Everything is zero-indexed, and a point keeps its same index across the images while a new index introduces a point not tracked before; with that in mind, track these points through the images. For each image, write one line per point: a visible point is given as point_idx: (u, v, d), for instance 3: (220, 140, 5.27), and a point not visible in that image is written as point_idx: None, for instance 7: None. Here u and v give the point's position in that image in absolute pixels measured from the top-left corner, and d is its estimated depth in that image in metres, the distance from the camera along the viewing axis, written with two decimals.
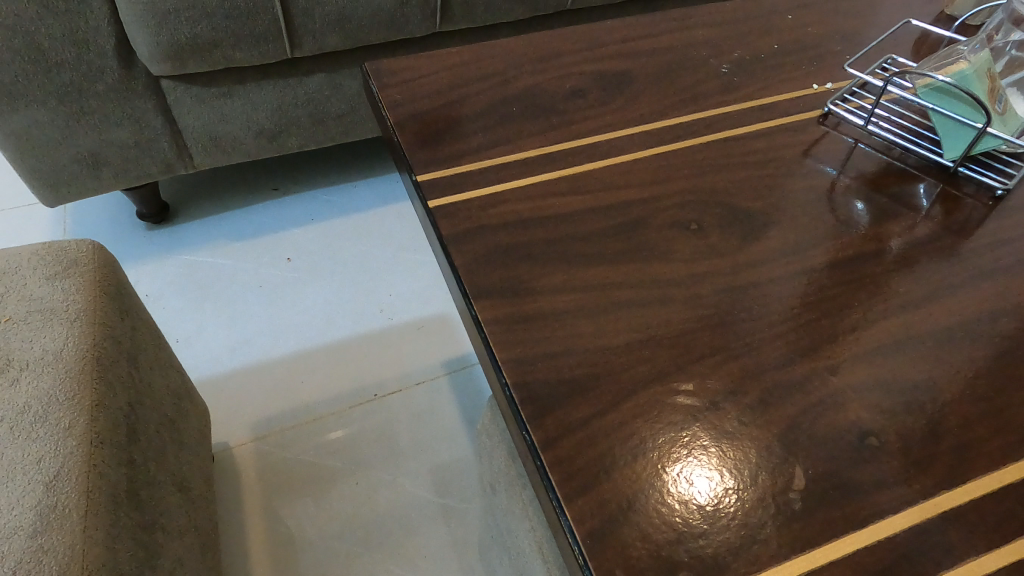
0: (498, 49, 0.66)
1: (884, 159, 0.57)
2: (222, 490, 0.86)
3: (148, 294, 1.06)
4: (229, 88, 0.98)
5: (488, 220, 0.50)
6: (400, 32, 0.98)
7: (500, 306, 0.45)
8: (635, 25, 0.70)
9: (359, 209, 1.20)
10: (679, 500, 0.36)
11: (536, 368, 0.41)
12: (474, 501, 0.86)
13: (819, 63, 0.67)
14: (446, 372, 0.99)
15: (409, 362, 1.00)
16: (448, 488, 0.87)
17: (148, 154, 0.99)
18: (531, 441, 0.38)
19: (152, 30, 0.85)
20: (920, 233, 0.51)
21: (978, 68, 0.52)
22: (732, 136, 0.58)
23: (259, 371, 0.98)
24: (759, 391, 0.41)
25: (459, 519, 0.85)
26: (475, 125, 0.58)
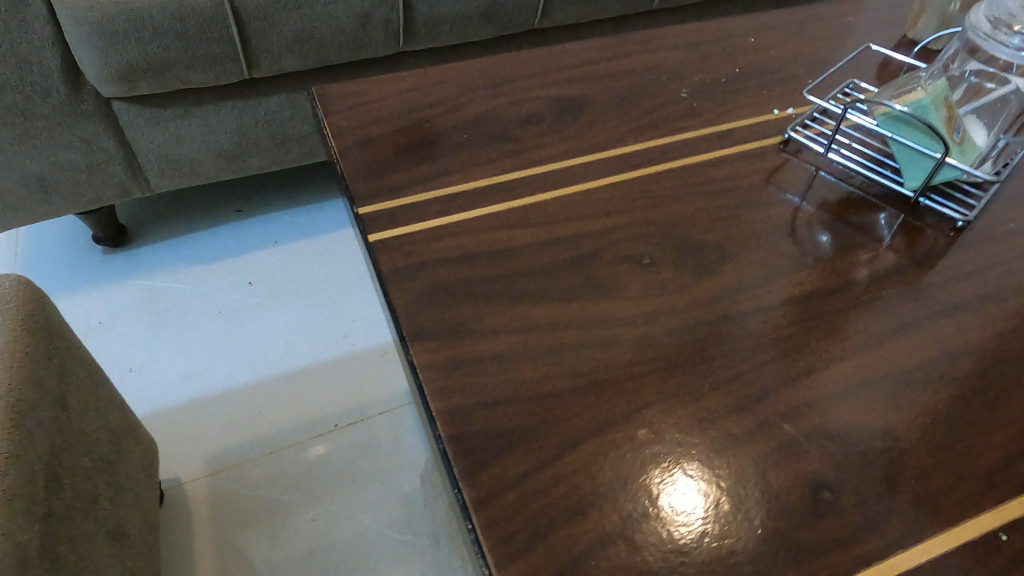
0: (452, 73, 0.64)
1: (844, 188, 0.56)
2: (171, 527, 0.82)
3: (102, 321, 1.02)
4: (185, 109, 0.95)
5: (431, 255, 0.48)
6: (362, 52, 0.96)
7: (438, 349, 0.42)
8: (595, 47, 0.68)
9: (325, 231, 1.17)
10: (618, 566, 0.34)
11: (473, 417, 0.39)
12: (435, 535, 0.83)
13: (780, 87, 0.65)
14: (411, 401, 0.96)
15: (372, 391, 0.97)
16: (409, 522, 0.84)
17: (101, 177, 0.96)
18: (462, 500, 0.36)
19: (100, 51, 0.82)
20: (879, 266, 0.50)
21: (934, 98, 0.50)
22: (690, 164, 0.56)
23: (215, 401, 0.94)
24: (708, 441, 0.39)
25: (421, 556, 0.81)
26: (423, 153, 0.56)
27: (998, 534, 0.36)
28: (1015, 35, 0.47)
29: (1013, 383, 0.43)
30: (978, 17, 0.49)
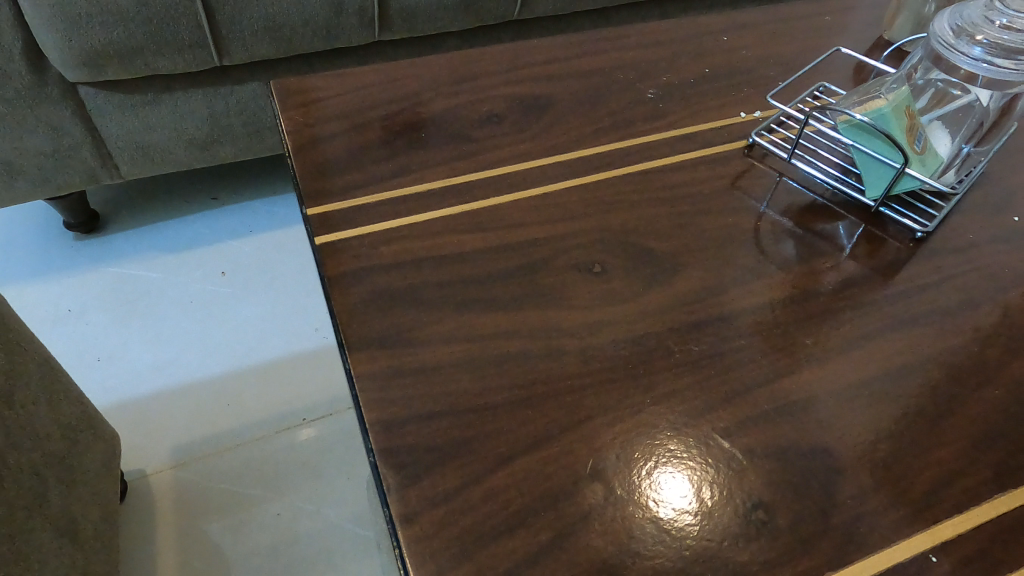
0: (414, 69, 0.63)
1: (806, 196, 0.55)
2: (133, 519, 0.82)
3: (71, 309, 1.01)
4: (155, 96, 0.93)
5: (377, 259, 0.47)
6: (336, 40, 0.94)
7: (377, 358, 0.42)
8: (564, 44, 0.67)
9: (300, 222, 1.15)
10: None
11: (408, 430, 0.39)
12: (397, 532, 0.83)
13: (750, 88, 0.64)
14: None
15: (341, 386, 0.96)
16: (371, 518, 0.84)
17: (69, 164, 0.94)
18: (389, 515, 0.36)
19: (62, 35, 0.80)
20: (835, 278, 0.49)
21: (895, 106, 0.50)
22: (650, 168, 0.55)
23: (183, 393, 0.93)
24: (648, 457, 0.39)
25: (380, 552, 0.81)
26: (378, 153, 0.55)
27: (929, 556, 0.36)
28: (975, 44, 0.46)
29: (957, 401, 0.42)
30: (942, 26, 0.48)
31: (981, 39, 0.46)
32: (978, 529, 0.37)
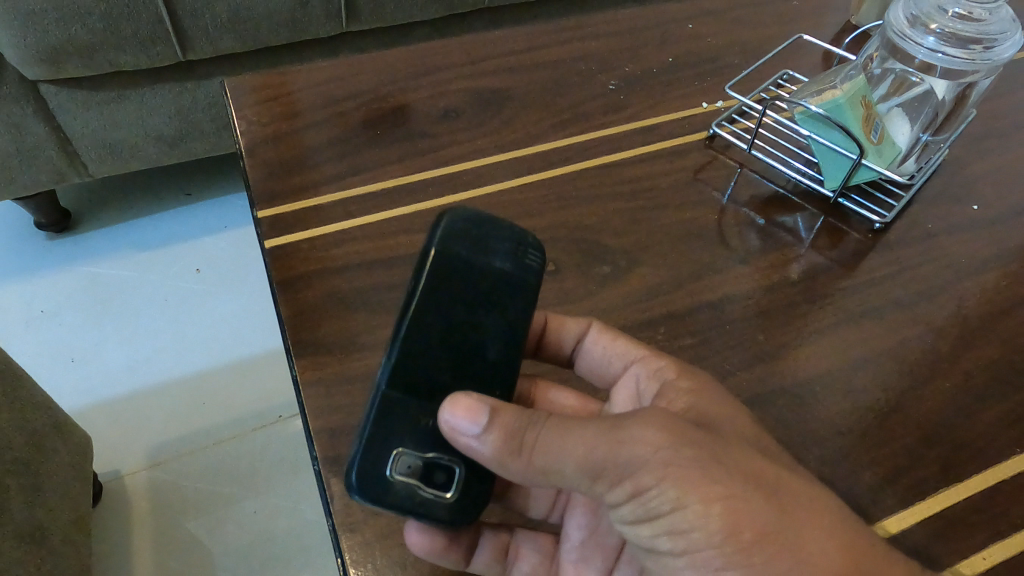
0: (371, 62, 0.61)
1: (766, 187, 0.55)
2: (110, 522, 0.81)
3: (44, 310, 0.97)
4: (119, 92, 0.91)
5: (329, 263, 0.47)
6: (303, 31, 0.92)
7: (324, 364, 0.42)
8: (525, 34, 0.65)
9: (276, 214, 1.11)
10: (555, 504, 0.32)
11: (354, 438, 0.39)
12: None
13: (714, 76, 0.63)
14: None
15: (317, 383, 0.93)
16: None
17: (34, 163, 0.92)
18: (331, 523, 0.37)
19: (16, 31, 0.78)
20: (792, 272, 0.49)
21: (850, 96, 0.49)
22: (608, 162, 0.55)
23: (158, 394, 0.91)
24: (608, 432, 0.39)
25: None
26: (331, 152, 0.54)
27: None
28: (930, 33, 0.46)
29: (906, 396, 0.43)
30: (897, 16, 0.48)
31: (935, 28, 0.46)
32: (918, 525, 0.38)
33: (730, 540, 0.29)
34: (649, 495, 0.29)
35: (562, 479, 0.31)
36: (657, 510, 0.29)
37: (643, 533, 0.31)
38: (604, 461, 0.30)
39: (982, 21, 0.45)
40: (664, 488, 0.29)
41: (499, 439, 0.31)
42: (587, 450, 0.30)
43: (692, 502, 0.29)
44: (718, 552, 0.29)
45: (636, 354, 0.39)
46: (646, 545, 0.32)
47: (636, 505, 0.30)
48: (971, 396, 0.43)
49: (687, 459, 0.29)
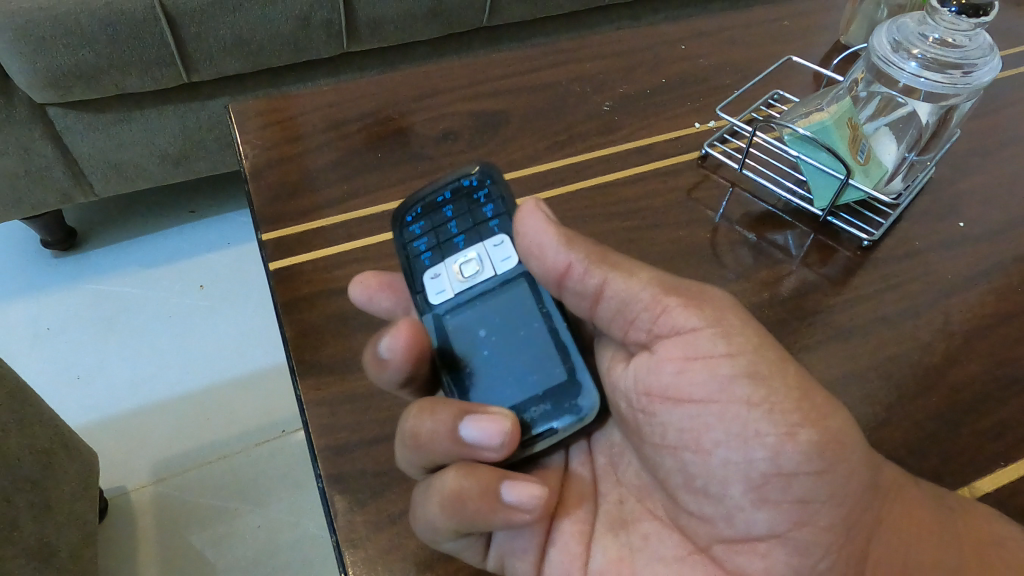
0: (372, 85, 0.63)
1: (757, 206, 0.56)
2: (116, 538, 0.81)
3: (50, 328, 0.99)
4: (125, 114, 0.92)
5: (332, 284, 0.49)
6: (305, 53, 0.93)
7: (327, 384, 0.43)
8: (522, 56, 0.67)
9: None
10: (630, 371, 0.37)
11: (357, 456, 0.41)
12: None
13: (706, 96, 0.65)
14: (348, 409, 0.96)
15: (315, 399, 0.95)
16: None
17: (41, 183, 0.94)
18: (335, 539, 0.38)
19: (26, 58, 0.80)
20: (783, 289, 0.50)
21: (836, 118, 0.51)
22: (603, 183, 0.57)
23: (162, 410, 0.92)
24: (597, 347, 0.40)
25: None
26: (333, 175, 0.56)
27: None
28: (911, 59, 0.49)
29: (893, 411, 0.44)
30: (880, 42, 0.51)
31: (917, 53, 0.48)
32: None
33: (804, 400, 0.34)
34: (727, 337, 0.35)
35: (627, 291, 0.36)
36: (732, 351, 0.34)
37: (717, 377, 0.34)
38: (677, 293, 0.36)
39: (961, 48, 0.47)
40: (743, 330, 0.35)
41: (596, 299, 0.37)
42: (659, 275, 0.36)
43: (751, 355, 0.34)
44: (786, 406, 0.33)
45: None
46: (711, 393, 0.34)
47: (706, 347, 0.34)
48: (957, 411, 0.44)
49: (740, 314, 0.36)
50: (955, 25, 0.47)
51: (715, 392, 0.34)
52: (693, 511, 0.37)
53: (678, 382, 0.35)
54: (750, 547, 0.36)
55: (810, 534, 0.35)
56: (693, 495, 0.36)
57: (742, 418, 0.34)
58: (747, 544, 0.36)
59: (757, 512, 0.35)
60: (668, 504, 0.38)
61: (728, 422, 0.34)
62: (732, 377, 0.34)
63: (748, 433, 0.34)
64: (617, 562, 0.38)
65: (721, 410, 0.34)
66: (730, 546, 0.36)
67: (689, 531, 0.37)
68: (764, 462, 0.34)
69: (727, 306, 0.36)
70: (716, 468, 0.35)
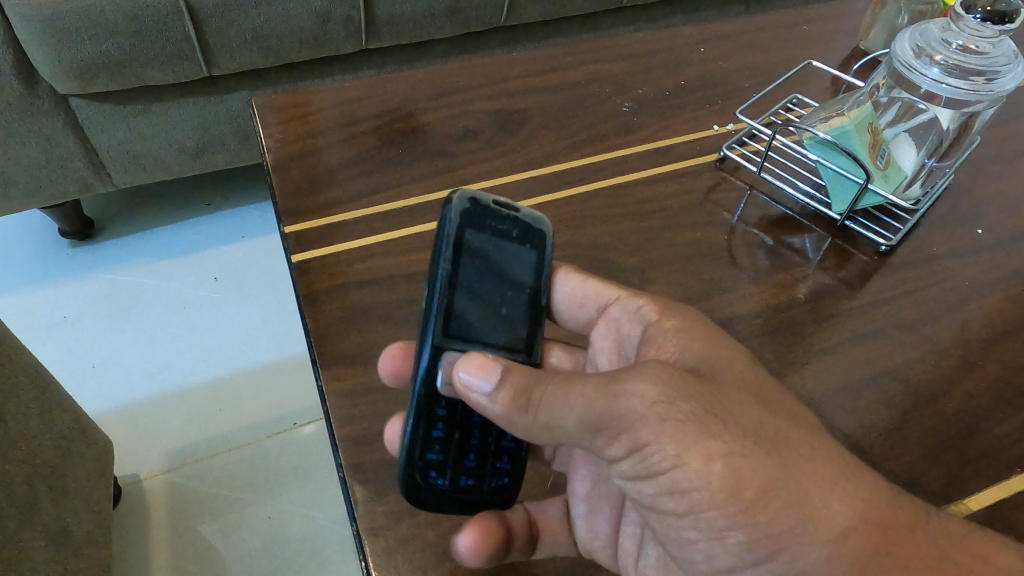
0: (393, 83, 0.64)
1: (775, 209, 0.56)
2: (129, 524, 0.82)
3: (67, 316, 1.00)
4: (146, 106, 0.93)
5: (353, 277, 0.49)
6: (324, 49, 0.94)
7: (348, 375, 0.44)
8: (541, 56, 0.67)
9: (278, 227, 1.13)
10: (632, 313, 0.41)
11: (376, 447, 0.41)
12: (349, 563, 0.80)
13: (725, 100, 0.65)
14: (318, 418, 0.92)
15: (306, 398, 0.94)
16: (320, 552, 0.81)
17: (62, 173, 0.95)
18: (355, 528, 0.39)
19: (52, 48, 0.81)
20: (800, 292, 0.50)
21: (858, 123, 0.51)
22: (621, 183, 0.57)
23: (176, 399, 0.93)
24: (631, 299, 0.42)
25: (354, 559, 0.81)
26: (353, 170, 0.57)
27: None
28: (934, 65, 0.49)
29: (908, 415, 0.44)
30: (904, 47, 0.51)
31: (939, 59, 0.49)
32: None
33: (731, 499, 0.30)
34: (648, 445, 0.31)
35: (564, 436, 0.33)
36: (661, 465, 0.31)
37: (645, 491, 0.33)
38: (602, 413, 0.32)
39: (985, 54, 0.48)
40: (662, 444, 0.30)
41: (509, 397, 0.34)
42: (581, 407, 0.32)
43: (692, 460, 0.30)
44: (709, 511, 0.31)
45: (615, 294, 0.42)
46: (648, 501, 0.33)
47: (641, 454, 0.32)
48: (971, 417, 0.45)
49: (684, 418, 0.31)
50: (979, 32, 0.47)
51: (648, 501, 0.33)
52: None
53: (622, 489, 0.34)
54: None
55: None
56: None
57: (673, 526, 0.32)
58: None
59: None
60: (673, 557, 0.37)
61: (664, 528, 0.33)
62: (656, 493, 0.32)
63: (683, 539, 0.33)
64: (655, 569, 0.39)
65: (659, 517, 0.33)
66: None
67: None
68: (702, 564, 0.33)
69: (644, 419, 0.31)
70: (678, 562, 0.34)
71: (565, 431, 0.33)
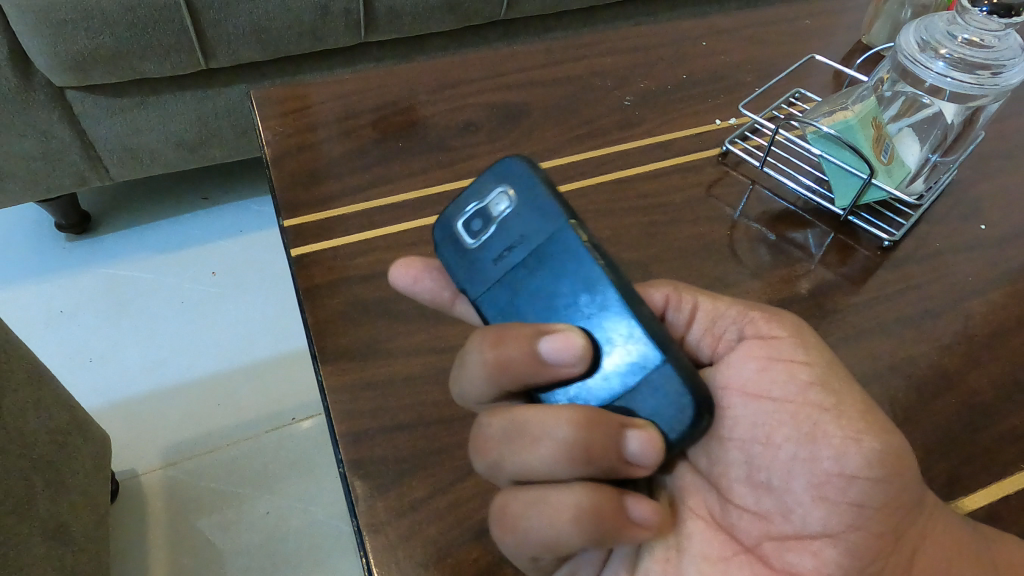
0: (393, 76, 0.63)
1: (778, 205, 0.56)
2: (126, 520, 0.82)
3: (63, 310, 0.99)
4: (143, 99, 0.92)
5: (354, 271, 0.49)
6: (323, 42, 0.93)
7: (348, 370, 0.44)
8: (542, 50, 0.67)
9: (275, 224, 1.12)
10: (709, 311, 0.38)
11: (377, 443, 0.41)
12: (349, 558, 0.80)
13: (727, 94, 0.65)
14: (319, 413, 0.91)
15: (305, 393, 0.93)
16: (318, 548, 0.81)
17: (58, 166, 0.94)
18: (356, 524, 0.39)
19: (47, 40, 0.80)
20: (803, 287, 0.50)
21: (861, 118, 0.51)
22: (622, 177, 0.57)
23: (174, 393, 0.92)
24: (706, 298, 0.39)
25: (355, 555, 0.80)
26: (353, 164, 0.56)
27: None
28: (939, 58, 0.49)
29: (913, 410, 0.44)
30: (909, 40, 0.51)
31: (945, 53, 0.49)
32: None
33: (870, 410, 0.34)
34: (771, 341, 0.37)
35: (710, 312, 0.38)
36: (792, 358, 0.36)
37: (791, 386, 0.35)
38: (766, 307, 0.39)
39: (991, 48, 0.47)
40: (808, 336, 0.37)
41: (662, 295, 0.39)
42: (727, 309, 0.38)
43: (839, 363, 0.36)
44: (819, 399, 0.34)
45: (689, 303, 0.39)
46: (785, 392, 0.35)
47: (762, 352, 0.36)
48: (976, 413, 0.44)
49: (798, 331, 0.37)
50: (985, 26, 0.47)
51: (792, 392, 0.35)
52: (747, 506, 0.36)
53: (758, 379, 0.36)
54: (802, 544, 0.34)
55: (840, 547, 0.34)
56: (751, 489, 0.35)
57: (818, 414, 0.34)
58: (798, 541, 0.34)
59: (814, 510, 0.34)
60: (716, 501, 0.37)
61: (800, 420, 0.34)
62: (808, 382, 0.35)
63: (817, 432, 0.34)
64: (664, 561, 0.36)
65: (794, 409, 0.35)
66: (781, 543, 0.35)
67: (738, 529, 0.36)
68: (828, 461, 0.33)
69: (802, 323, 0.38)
70: (787, 463, 0.34)
71: (725, 313, 0.38)
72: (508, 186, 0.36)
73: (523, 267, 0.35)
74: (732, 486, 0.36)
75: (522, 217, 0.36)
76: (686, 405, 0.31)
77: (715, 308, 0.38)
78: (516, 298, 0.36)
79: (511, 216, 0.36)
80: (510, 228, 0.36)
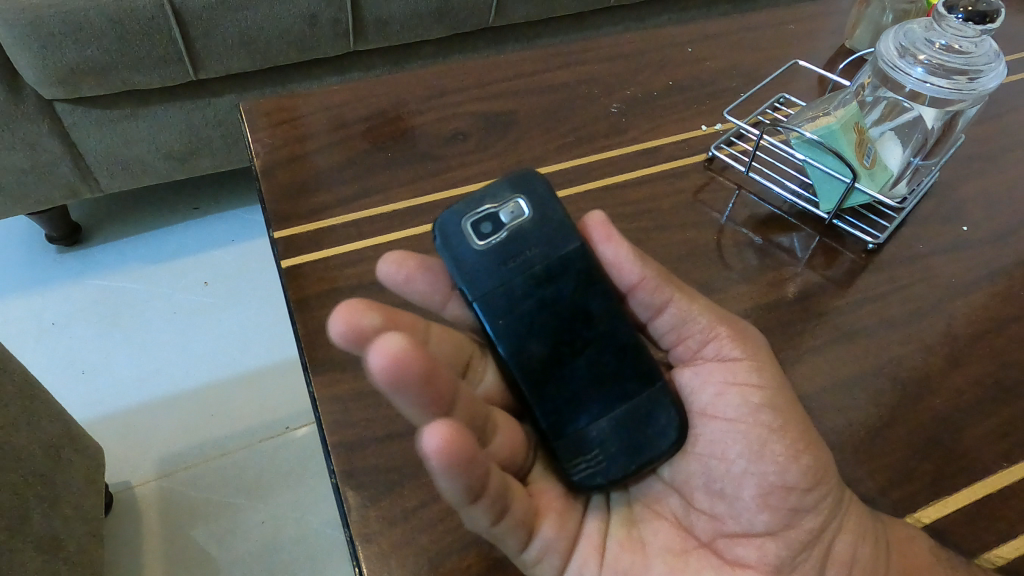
0: (381, 86, 0.63)
1: (765, 209, 0.56)
2: (121, 533, 0.82)
3: (56, 323, 0.99)
4: (133, 111, 0.93)
5: (344, 282, 0.49)
6: (312, 52, 0.94)
7: (339, 381, 0.44)
8: (529, 58, 0.67)
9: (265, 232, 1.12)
10: (683, 314, 0.39)
11: (368, 453, 0.41)
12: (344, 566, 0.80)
13: (713, 100, 0.65)
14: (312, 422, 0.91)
15: (297, 402, 0.93)
16: (313, 557, 0.81)
17: (48, 179, 0.94)
18: (349, 534, 0.39)
19: (36, 54, 0.80)
20: (789, 290, 0.51)
21: (843, 122, 0.51)
22: (610, 184, 0.57)
23: (168, 404, 0.92)
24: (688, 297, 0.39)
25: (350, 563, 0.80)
26: (342, 175, 0.57)
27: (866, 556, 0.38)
28: (918, 64, 0.50)
29: (897, 411, 0.45)
30: (888, 47, 0.52)
31: (923, 59, 0.49)
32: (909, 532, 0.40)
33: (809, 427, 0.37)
34: (730, 362, 0.38)
35: (688, 315, 0.39)
36: (745, 382, 0.37)
37: (739, 408, 0.37)
38: (730, 314, 0.40)
39: (967, 54, 0.48)
40: (760, 357, 0.38)
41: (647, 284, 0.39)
42: (700, 314, 0.39)
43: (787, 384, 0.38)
44: (768, 421, 0.36)
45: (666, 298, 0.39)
46: (734, 412, 0.37)
47: (720, 376, 0.38)
48: (960, 412, 0.45)
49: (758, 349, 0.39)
50: (961, 32, 0.48)
51: (743, 413, 0.37)
52: (705, 510, 0.38)
53: (714, 403, 0.38)
54: (749, 540, 0.38)
55: None
56: (708, 496, 0.38)
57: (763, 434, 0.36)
58: (746, 537, 0.38)
59: (760, 513, 0.37)
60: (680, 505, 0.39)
61: (749, 439, 0.37)
62: (757, 405, 0.37)
63: (763, 448, 0.36)
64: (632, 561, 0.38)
65: (745, 430, 0.37)
66: (733, 539, 0.38)
67: (696, 527, 0.39)
68: (774, 474, 0.36)
69: (760, 340, 0.39)
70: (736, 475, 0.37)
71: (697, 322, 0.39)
72: (523, 197, 0.38)
73: (534, 276, 0.37)
74: (693, 492, 0.38)
75: (538, 227, 0.38)
76: (676, 423, 0.38)
77: (692, 312, 0.39)
78: (522, 316, 0.37)
79: (526, 224, 0.38)
80: (526, 237, 0.37)
